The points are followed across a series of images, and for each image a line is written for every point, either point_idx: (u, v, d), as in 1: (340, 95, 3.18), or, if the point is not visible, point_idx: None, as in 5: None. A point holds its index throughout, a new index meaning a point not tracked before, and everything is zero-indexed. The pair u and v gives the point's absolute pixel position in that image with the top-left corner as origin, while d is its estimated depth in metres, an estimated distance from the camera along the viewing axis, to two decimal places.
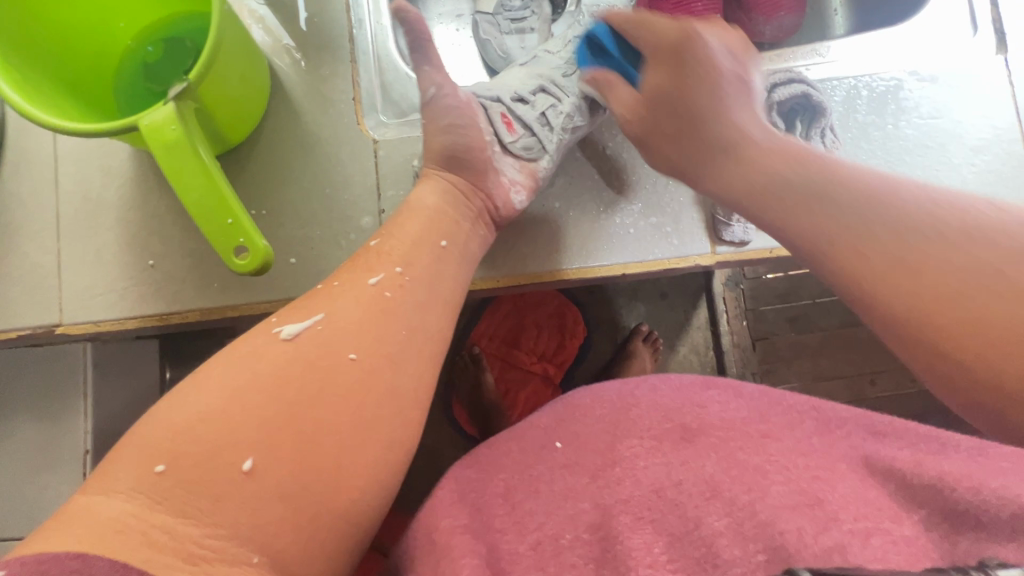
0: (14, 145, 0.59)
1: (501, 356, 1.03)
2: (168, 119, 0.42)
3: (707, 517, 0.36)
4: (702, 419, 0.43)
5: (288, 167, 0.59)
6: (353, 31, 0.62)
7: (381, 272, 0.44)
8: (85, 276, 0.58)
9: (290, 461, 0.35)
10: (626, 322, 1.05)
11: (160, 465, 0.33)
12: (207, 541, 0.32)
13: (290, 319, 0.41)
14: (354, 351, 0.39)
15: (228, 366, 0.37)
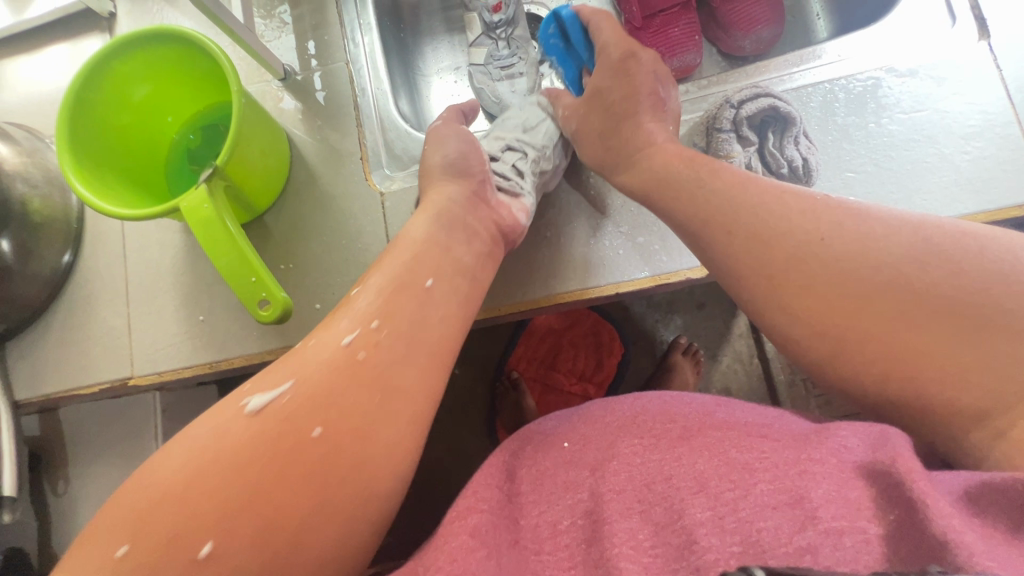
0: (91, 229, 0.71)
1: (541, 378, 1.07)
2: (201, 200, 0.50)
3: (690, 509, 0.36)
4: (693, 420, 0.43)
5: (309, 224, 0.67)
6: (358, 99, 0.70)
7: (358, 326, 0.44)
8: (150, 334, 0.68)
9: (250, 547, 0.36)
10: (664, 336, 1.07)
11: (119, 549, 0.35)
12: None
13: (261, 389, 0.41)
14: (319, 427, 0.40)
15: (190, 443, 0.39)
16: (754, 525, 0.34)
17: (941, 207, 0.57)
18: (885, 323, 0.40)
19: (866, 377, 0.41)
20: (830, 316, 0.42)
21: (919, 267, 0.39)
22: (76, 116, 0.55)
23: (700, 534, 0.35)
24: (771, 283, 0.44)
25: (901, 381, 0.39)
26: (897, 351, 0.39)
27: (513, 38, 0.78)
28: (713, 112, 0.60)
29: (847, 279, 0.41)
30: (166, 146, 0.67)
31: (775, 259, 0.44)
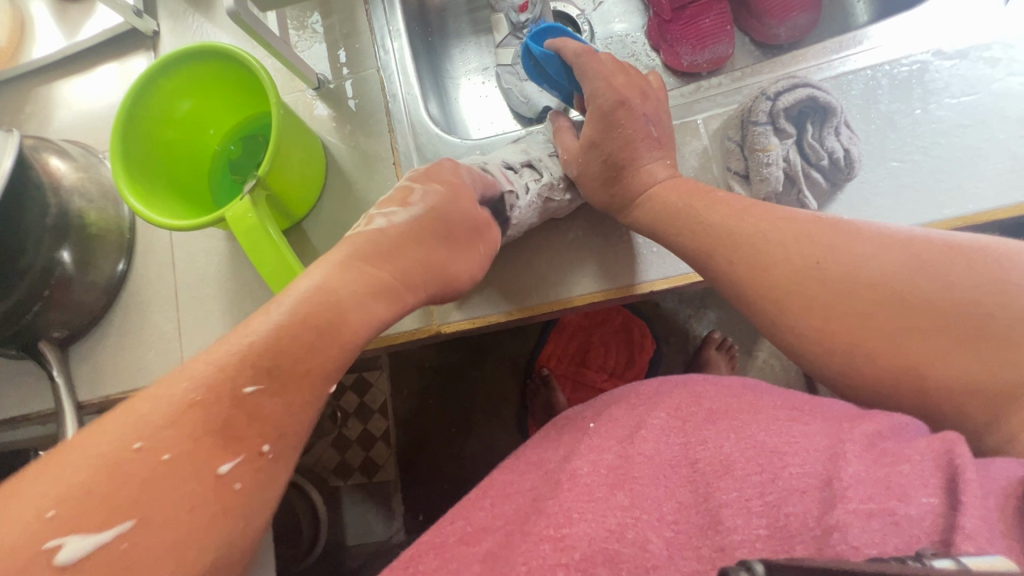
0: (143, 239, 0.75)
1: (571, 376, 1.05)
2: (246, 210, 0.53)
3: (719, 491, 0.38)
4: (720, 404, 0.45)
5: (345, 229, 0.69)
6: (389, 104, 0.72)
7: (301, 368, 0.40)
8: (199, 338, 0.71)
9: None
10: (697, 330, 1.06)
11: None
12: None
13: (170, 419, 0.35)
14: None
15: None
16: (783, 508, 0.36)
17: (998, 196, 0.54)
18: (890, 341, 0.40)
19: (877, 389, 0.42)
20: (836, 338, 0.42)
21: (912, 279, 0.40)
22: (128, 132, 0.58)
23: (727, 515, 0.37)
24: (773, 308, 0.45)
25: (912, 391, 0.40)
26: (904, 366, 0.40)
27: None
28: (747, 104, 0.58)
29: (848, 299, 0.42)
30: (209, 158, 0.70)
31: (775, 283, 0.45)
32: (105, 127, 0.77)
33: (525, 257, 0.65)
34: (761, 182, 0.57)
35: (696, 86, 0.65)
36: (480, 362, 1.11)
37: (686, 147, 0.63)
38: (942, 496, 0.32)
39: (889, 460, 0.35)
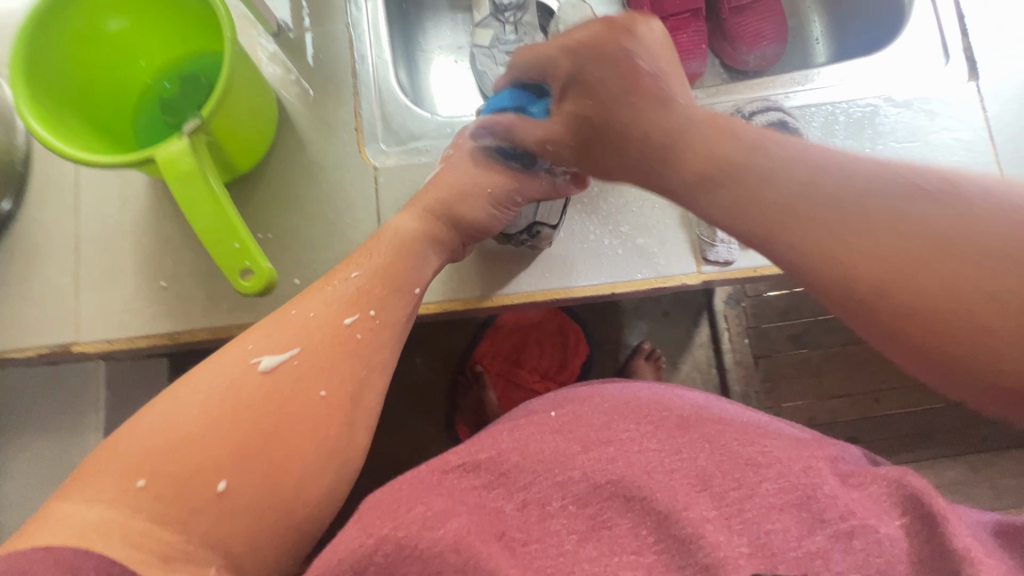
0: (39, 175, 0.63)
1: (505, 374, 1.03)
2: (182, 152, 0.46)
3: (695, 504, 0.37)
4: (688, 412, 0.45)
5: (295, 192, 0.63)
6: (356, 66, 0.66)
7: (357, 311, 0.46)
8: (102, 297, 0.62)
9: (253, 486, 0.38)
10: (629, 340, 1.07)
11: (140, 480, 0.36)
12: (181, 546, 0.35)
13: (272, 349, 0.42)
14: (221, 482, 0.37)
15: (159, 429, 0.38)
16: (763, 525, 0.36)
17: None
18: (902, 264, 0.29)
19: (923, 347, 0.29)
20: (807, 244, 0.31)
21: (932, 228, 0.29)
22: (35, 43, 0.49)
23: (708, 531, 0.36)
24: (699, 183, 0.37)
25: (1000, 374, 0.27)
26: (948, 303, 0.28)
27: (521, 23, 0.75)
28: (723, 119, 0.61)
29: (847, 210, 0.31)
30: (136, 91, 0.61)
31: (704, 158, 0.36)
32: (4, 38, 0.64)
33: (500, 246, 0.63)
34: None
35: None
36: (413, 353, 1.08)
37: None
38: (915, 525, 0.35)
39: (857, 484, 0.38)
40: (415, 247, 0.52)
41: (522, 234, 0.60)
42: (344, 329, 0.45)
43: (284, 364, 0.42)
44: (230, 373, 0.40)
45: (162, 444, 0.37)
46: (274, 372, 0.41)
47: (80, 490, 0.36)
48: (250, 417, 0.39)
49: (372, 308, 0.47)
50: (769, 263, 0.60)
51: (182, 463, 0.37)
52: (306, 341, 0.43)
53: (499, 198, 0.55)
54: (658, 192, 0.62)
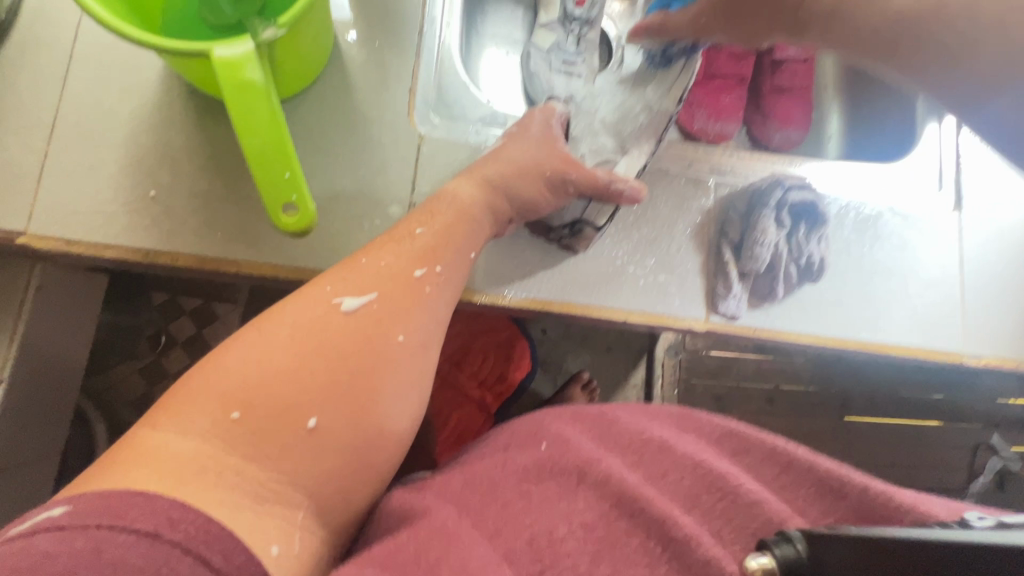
0: (26, 32, 0.54)
1: (442, 374, 1.01)
2: (248, 58, 0.41)
3: (686, 517, 0.41)
4: (670, 435, 0.48)
5: (326, 136, 0.58)
6: (425, 25, 0.63)
7: (426, 265, 0.46)
8: (70, 189, 0.53)
9: (346, 423, 0.37)
10: (570, 366, 1.07)
11: (235, 412, 0.34)
12: (270, 484, 0.34)
13: (349, 290, 0.41)
14: (312, 419, 0.36)
15: (243, 351, 0.36)
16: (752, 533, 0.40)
17: (898, 334, 0.67)
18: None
19: None
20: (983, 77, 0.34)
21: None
22: None
23: (704, 538, 0.39)
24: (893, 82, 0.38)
25: None
26: None
27: (584, 39, 0.75)
28: (761, 185, 0.65)
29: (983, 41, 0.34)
30: None
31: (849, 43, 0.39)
32: None
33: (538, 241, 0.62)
34: (750, 258, 0.62)
35: (717, 149, 0.68)
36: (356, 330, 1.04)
37: (694, 202, 0.65)
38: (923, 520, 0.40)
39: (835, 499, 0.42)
40: (476, 213, 0.53)
41: (564, 229, 0.61)
42: (415, 279, 0.45)
43: (363, 307, 0.41)
44: (316, 312, 0.39)
45: (250, 377, 0.35)
46: (356, 315, 0.40)
47: (168, 421, 0.33)
48: (337, 353, 0.38)
49: (438, 264, 0.47)
50: (768, 326, 0.64)
51: (273, 398, 0.35)
52: (382, 287, 0.43)
53: (554, 182, 0.57)
54: (687, 237, 0.64)
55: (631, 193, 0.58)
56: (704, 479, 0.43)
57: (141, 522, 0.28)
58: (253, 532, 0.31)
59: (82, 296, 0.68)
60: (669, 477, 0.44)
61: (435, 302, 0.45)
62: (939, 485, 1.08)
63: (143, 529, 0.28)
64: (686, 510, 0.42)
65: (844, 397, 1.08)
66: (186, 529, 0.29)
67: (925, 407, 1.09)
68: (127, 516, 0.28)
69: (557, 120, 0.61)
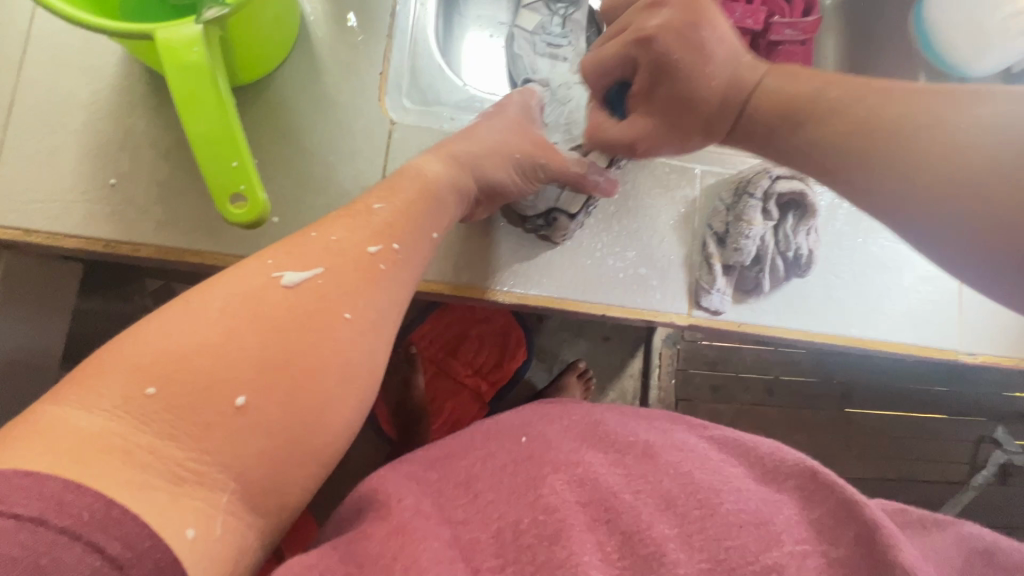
0: None
1: (437, 362, 1.00)
2: (192, 40, 0.38)
3: (656, 523, 0.40)
4: (655, 439, 0.47)
5: (295, 119, 0.56)
6: (396, 5, 0.60)
7: (382, 242, 0.44)
8: (26, 178, 0.51)
9: (277, 403, 0.35)
10: (566, 356, 1.04)
11: (150, 388, 0.32)
12: (188, 465, 0.32)
13: (290, 264, 0.39)
14: (240, 396, 0.34)
15: (167, 321, 0.34)
16: (723, 542, 0.38)
17: (891, 331, 0.64)
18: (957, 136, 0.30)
19: None
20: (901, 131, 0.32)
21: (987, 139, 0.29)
22: None
23: (670, 548, 0.38)
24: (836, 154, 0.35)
25: None
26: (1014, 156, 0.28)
27: (569, 20, 0.72)
28: (748, 176, 0.61)
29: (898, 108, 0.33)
30: None
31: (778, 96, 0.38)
32: None
33: (512, 229, 0.60)
34: (735, 250, 0.60)
35: (703, 138, 0.65)
36: None
37: (678, 191, 0.63)
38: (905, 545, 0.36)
39: (808, 509, 0.40)
40: (440, 191, 0.50)
41: (538, 219, 0.59)
42: (368, 256, 0.42)
43: (307, 283, 0.39)
44: (249, 284, 0.37)
45: (170, 350, 0.33)
46: (297, 289, 0.38)
47: (72, 393, 0.32)
48: (270, 331, 0.36)
49: (396, 241, 0.45)
50: (754, 321, 0.62)
51: (193, 373, 0.33)
52: (329, 262, 0.40)
53: (524, 165, 0.55)
54: (671, 229, 0.62)
55: (605, 185, 0.57)
56: (684, 486, 0.42)
57: (26, 506, 0.27)
58: (162, 520, 0.30)
59: (53, 285, 0.68)
60: (648, 478, 0.43)
61: (387, 279, 0.43)
62: (939, 479, 1.06)
63: (26, 514, 0.27)
64: (659, 511, 0.41)
65: (844, 389, 1.05)
66: (79, 514, 0.28)
67: (927, 400, 1.06)
68: (9, 499, 0.27)
69: (535, 103, 0.60)
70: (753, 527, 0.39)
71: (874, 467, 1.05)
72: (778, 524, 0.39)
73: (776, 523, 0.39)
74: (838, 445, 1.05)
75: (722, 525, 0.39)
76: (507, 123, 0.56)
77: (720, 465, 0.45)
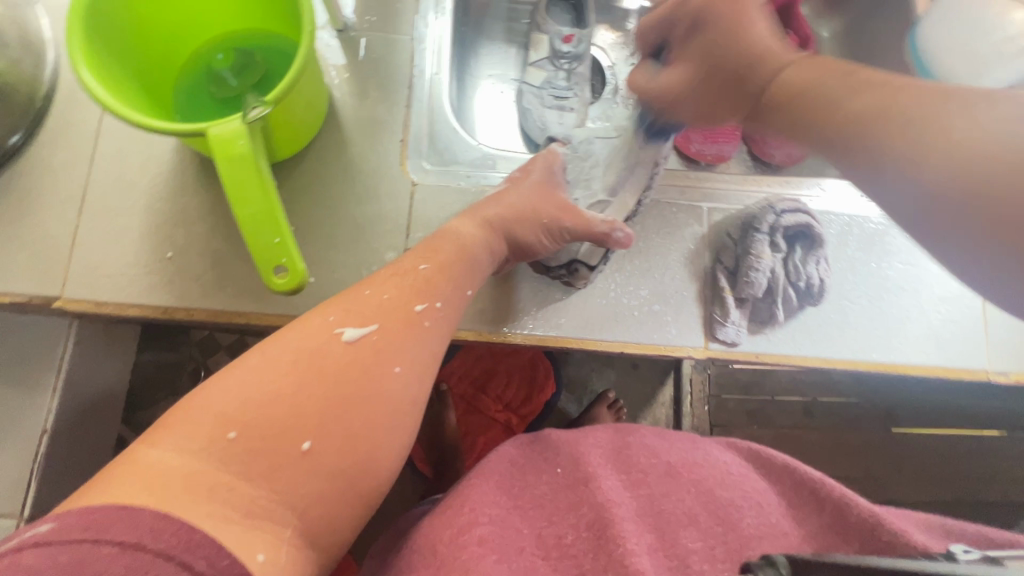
0: (58, 116, 0.61)
1: (467, 398, 1.03)
2: (237, 134, 0.44)
3: (683, 539, 0.45)
4: (678, 453, 0.52)
5: (328, 190, 0.62)
6: (414, 79, 0.66)
7: (426, 299, 0.48)
8: (99, 257, 0.58)
9: (337, 451, 0.38)
10: (595, 386, 1.06)
11: (231, 432, 0.36)
12: (263, 501, 0.35)
13: (352, 321, 0.43)
14: (308, 441, 0.37)
15: (245, 369, 0.38)
16: (745, 551, 0.44)
17: (914, 354, 0.64)
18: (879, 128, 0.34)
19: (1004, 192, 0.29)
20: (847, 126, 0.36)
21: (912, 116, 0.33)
22: None
23: (693, 560, 0.44)
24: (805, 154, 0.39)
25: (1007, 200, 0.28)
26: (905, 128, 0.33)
27: (574, 73, 0.77)
28: (754, 211, 0.64)
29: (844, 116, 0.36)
30: (187, 56, 0.59)
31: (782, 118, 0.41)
32: None
33: (539, 277, 0.64)
34: (746, 284, 0.61)
35: (710, 174, 0.68)
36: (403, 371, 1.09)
37: (687, 229, 0.65)
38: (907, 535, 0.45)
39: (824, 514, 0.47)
40: (475, 253, 0.54)
41: (561, 268, 0.62)
42: (415, 313, 0.46)
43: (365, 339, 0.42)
44: (315, 340, 0.41)
45: (249, 401, 0.37)
46: (354, 345, 0.42)
47: (166, 437, 0.35)
48: (329, 383, 0.40)
49: (437, 298, 0.49)
50: (772, 352, 0.63)
51: (270, 421, 0.37)
52: (383, 319, 0.44)
53: (551, 230, 0.59)
54: (681, 265, 0.64)
55: (626, 239, 0.59)
56: (705, 504, 0.47)
57: (126, 534, 0.29)
58: (241, 539, 0.33)
59: (116, 343, 0.76)
60: (671, 495, 0.47)
61: (427, 344, 0.46)
62: (1003, 499, 1.02)
63: (126, 541, 0.29)
64: (683, 527, 0.45)
65: (889, 409, 1.02)
66: (167, 539, 0.30)
67: (982, 415, 1.02)
68: (110, 530, 0.29)
69: (560, 165, 0.63)
70: (774, 536, 0.45)
71: (928, 489, 1.02)
72: (789, 535, 0.46)
73: (788, 536, 0.46)
74: (887, 467, 1.02)
75: (742, 538, 0.45)
76: (529, 185, 0.60)
77: (739, 478, 0.49)
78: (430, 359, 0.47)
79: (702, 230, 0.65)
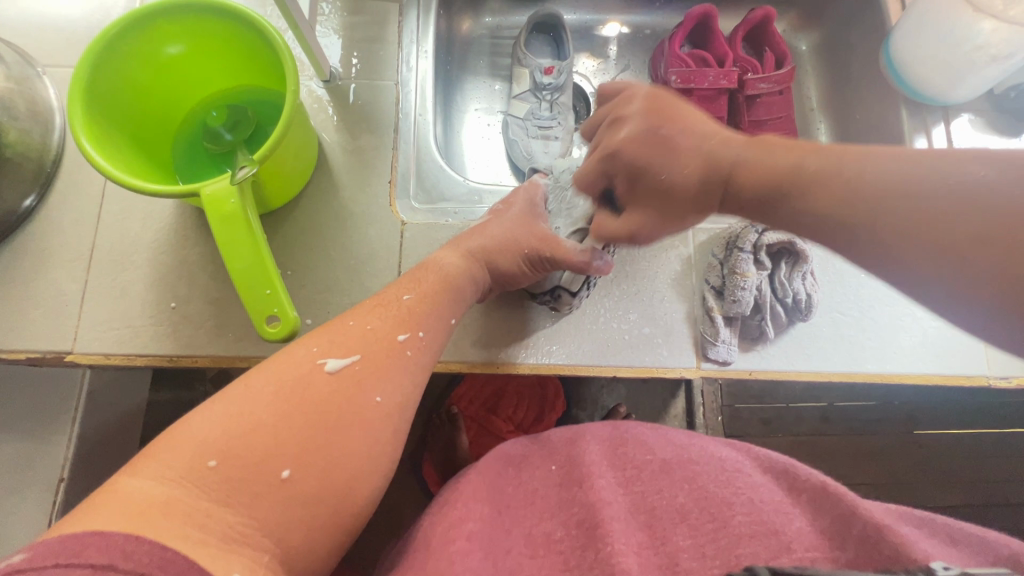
0: (65, 178, 0.64)
1: (478, 420, 1.03)
2: (230, 194, 0.47)
3: (673, 536, 0.45)
4: (671, 453, 0.52)
5: (320, 231, 0.65)
6: (399, 120, 0.69)
7: (409, 330, 0.49)
8: (105, 310, 0.61)
9: (317, 477, 0.39)
10: (606, 402, 1.05)
11: (211, 460, 0.37)
12: (238, 527, 0.36)
13: (335, 353, 0.45)
14: (288, 469, 0.39)
15: (227, 401, 0.40)
16: (734, 551, 0.42)
17: (908, 364, 0.64)
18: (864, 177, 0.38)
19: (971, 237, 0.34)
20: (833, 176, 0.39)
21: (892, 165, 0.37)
22: (100, 62, 0.51)
23: (682, 557, 0.44)
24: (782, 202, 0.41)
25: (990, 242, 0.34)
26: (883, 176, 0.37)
27: (557, 103, 0.79)
28: (736, 229, 0.65)
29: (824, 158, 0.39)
30: (182, 115, 0.62)
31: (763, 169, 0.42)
32: (70, 51, 0.67)
33: (523, 301, 0.65)
34: (732, 302, 0.62)
35: None
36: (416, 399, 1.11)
37: (671, 251, 0.66)
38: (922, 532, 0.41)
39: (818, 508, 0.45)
40: (458, 281, 0.56)
41: (544, 295, 0.63)
42: (397, 343, 0.48)
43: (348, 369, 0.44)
44: (297, 371, 0.43)
45: (229, 430, 0.38)
46: (338, 375, 0.43)
47: (145, 467, 0.36)
48: (308, 411, 0.41)
49: (420, 329, 0.50)
50: (763, 368, 0.63)
51: (251, 450, 0.38)
52: (365, 350, 0.46)
53: (531, 258, 0.60)
54: (668, 286, 0.65)
55: (605, 267, 0.59)
56: (698, 501, 0.47)
57: (98, 556, 0.29)
58: (215, 562, 0.33)
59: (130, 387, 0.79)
60: (663, 494, 0.48)
61: (411, 376, 0.48)
62: None
63: (99, 563, 0.29)
64: (673, 525, 0.46)
65: (909, 411, 1.01)
66: (139, 559, 0.30)
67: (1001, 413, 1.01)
68: (82, 554, 0.29)
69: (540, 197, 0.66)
70: (764, 539, 0.43)
71: (958, 492, 0.99)
72: (786, 537, 0.42)
73: (784, 537, 0.42)
74: (912, 472, 0.99)
75: (732, 538, 0.43)
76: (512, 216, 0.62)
77: (734, 474, 0.49)
78: (415, 391, 0.48)
79: (687, 249, 0.66)
